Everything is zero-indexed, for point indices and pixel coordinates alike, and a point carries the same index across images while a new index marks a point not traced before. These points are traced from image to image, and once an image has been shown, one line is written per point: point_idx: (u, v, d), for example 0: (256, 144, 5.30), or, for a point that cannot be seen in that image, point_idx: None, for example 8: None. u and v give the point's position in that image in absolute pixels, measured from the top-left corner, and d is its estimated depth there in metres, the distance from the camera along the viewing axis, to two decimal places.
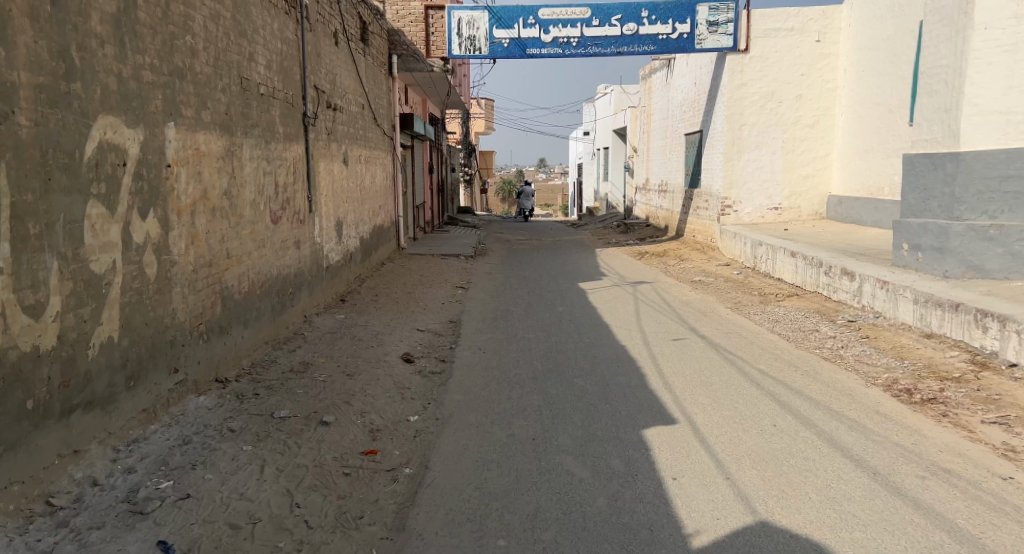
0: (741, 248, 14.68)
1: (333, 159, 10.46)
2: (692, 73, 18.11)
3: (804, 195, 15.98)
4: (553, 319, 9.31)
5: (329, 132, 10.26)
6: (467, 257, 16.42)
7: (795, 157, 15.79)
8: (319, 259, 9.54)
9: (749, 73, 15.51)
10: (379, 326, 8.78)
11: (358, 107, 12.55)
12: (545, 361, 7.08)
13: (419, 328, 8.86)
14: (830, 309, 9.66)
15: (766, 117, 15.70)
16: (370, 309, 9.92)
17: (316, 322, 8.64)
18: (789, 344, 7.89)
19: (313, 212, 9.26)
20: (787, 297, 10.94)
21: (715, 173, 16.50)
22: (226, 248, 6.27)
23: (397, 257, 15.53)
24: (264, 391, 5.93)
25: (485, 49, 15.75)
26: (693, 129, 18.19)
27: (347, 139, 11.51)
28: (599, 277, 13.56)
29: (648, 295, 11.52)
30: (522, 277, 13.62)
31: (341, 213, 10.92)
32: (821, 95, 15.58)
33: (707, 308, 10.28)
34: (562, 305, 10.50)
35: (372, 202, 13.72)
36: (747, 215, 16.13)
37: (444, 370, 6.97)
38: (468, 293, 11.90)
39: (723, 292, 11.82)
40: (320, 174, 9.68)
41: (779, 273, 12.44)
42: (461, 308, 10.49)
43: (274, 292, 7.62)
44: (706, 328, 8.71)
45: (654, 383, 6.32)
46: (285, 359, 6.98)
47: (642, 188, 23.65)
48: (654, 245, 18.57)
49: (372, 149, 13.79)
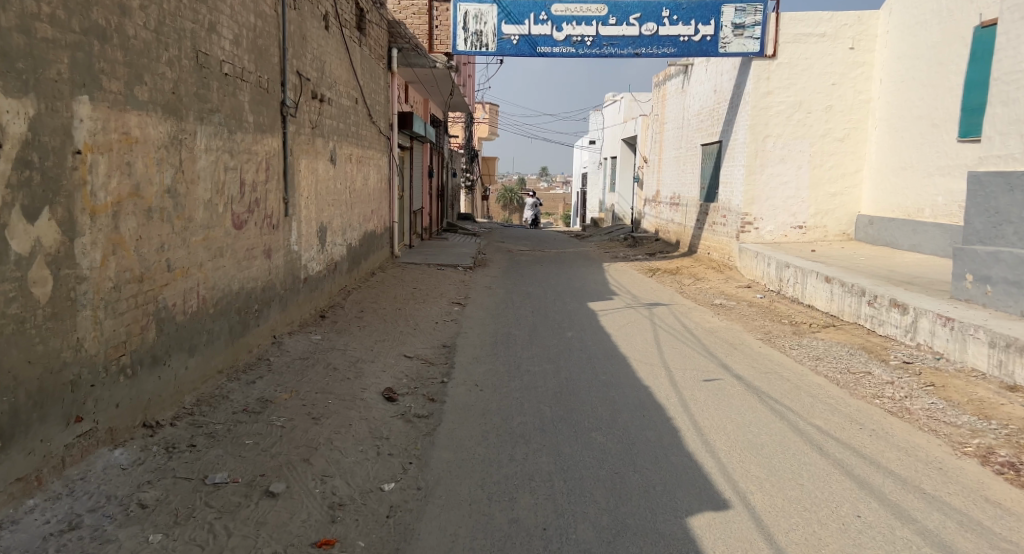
0: (763, 269, 13.50)
1: (317, 156, 9.25)
2: (711, 80, 16.95)
3: (831, 213, 14.80)
4: (561, 348, 8.10)
5: (313, 126, 9.04)
6: (466, 268, 15.21)
7: (822, 173, 14.61)
8: (295, 269, 8.33)
9: (776, 81, 14.32)
10: (361, 351, 7.56)
11: (350, 100, 11.32)
12: (554, 406, 5.87)
13: (406, 355, 7.65)
14: (878, 346, 8.46)
15: (793, 128, 14.47)
16: (352, 329, 8.70)
17: (287, 346, 7.41)
18: (840, 392, 6.68)
19: (289, 215, 8.02)
20: (823, 328, 9.73)
21: (735, 187, 15.31)
22: (167, 259, 5.05)
23: (389, 266, 14.33)
24: (204, 442, 4.73)
25: (492, 45, 14.43)
26: (711, 140, 17.02)
27: (335, 135, 10.30)
28: (610, 296, 12.36)
29: (666, 320, 10.30)
30: (525, 294, 12.41)
31: (324, 218, 9.70)
32: (853, 107, 14.40)
33: (735, 339, 9.08)
34: (572, 330, 9.27)
35: (363, 207, 12.50)
36: (769, 233, 14.92)
37: (431, 414, 5.76)
38: (464, 311, 10.67)
39: (749, 319, 10.62)
40: (300, 173, 8.47)
41: (811, 300, 11.24)
42: (456, 329, 9.27)
43: (233, 310, 6.40)
44: (741, 366, 7.49)
45: (692, 443, 5.11)
46: (240, 395, 5.76)
47: (652, 201, 22.46)
48: (665, 262, 17.40)
49: (364, 148, 12.58)
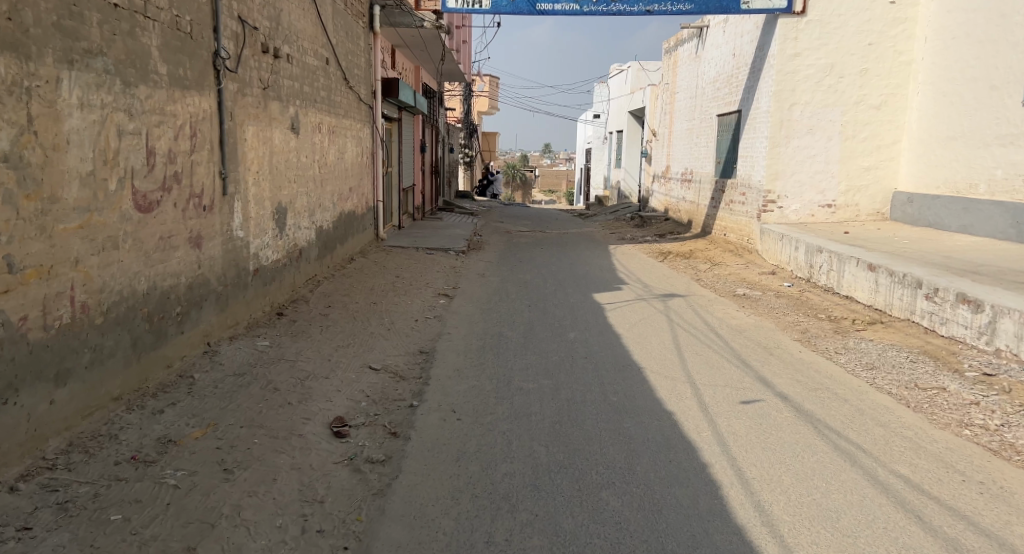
0: (790, 253, 12.05)
1: (270, 122, 7.82)
2: (730, 43, 15.41)
3: (864, 190, 13.32)
4: (562, 358, 6.69)
5: (264, 86, 7.62)
6: (458, 252, 13.77)
7: (854, 145, 13.13)
8: (239, 259, 6.88)
9: (805, 41, 12.78)
10: (315, 363, 6.13)
11: (319, 60, 9.87)
12: (551, 447, 4.47)
13: (372, 367, 6.22)
14: (943, 351, 7.03)
15: (823, 95, 12.96)
16: (312, 331, 7.27)
17: (221, 358, 5.93)
18: (915, 414, 5.25)
19: (226, 193, 6.55)
20: (870, 326, 8.31)
21: (756, 161, 13.79)
22: (8, 255, 3.72)
23: (372, 250, 12.90)
24: (47, 521, 3.39)
25: (486, 2, 12.89)
26: (728, 109, 15.50)
27: (297, 98, 8.85)
28: (618, 285, 10.95)
29: (684, 316, 8.88)
30: (522, 282, 11.00)
31: (282, 195, 8.28)
32: (892, 70, 12.89)
33: (769, 342, 7.64)
34: (575, 330, 7.86)
35: (338, 184, 11.05)
36: (794, 212, 13.43)
37: (388, 457, 4.36)
38: (451, 305, 9.25)
39: (778, 313, 9.23)
40: (244, 142, 7.04)
41: (849, 290, 9.82)
42: (438, 330, 7.87)
43: (139, 316, 4.92)
44: (782, 381, 6.07)
45: (739, 511, 3.75)
46: (134, 433, 4.27)
47: (661, 177, 20.95)
48: (676, 244, 15.94)
49: (339, 117, 11.13)
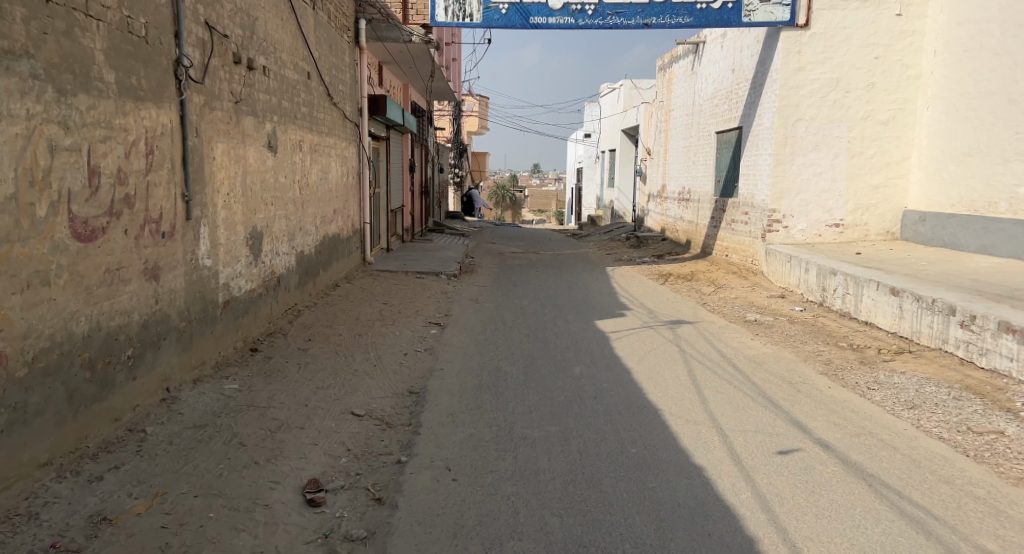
0: (799, 275, 11.42)
1: (243, 140, 7.13)
2: (728, 58, 14.87)
3: (873, 209, 12.71)
4: (568, 399, 5.98)
5: (236, 101, 6.92)
6: (449, 276, 13.06)
7: (862, 162, 12.53)
8: (205, 291, 6.17)
9: (808, 55, 12.23)
10: (291, 411, 5.40)
11: (299, 73, 9.22)
12: (565, 517, 3.85)
13: (353, 413, 5.51)
14: (986, 387, 6.37)
15: (828, 110, 12.39)
16: (288, 371, 6.55)
17: (180, 406, 5.19)
18: (978, 466, 4.57)
19: (190, 218, 5.83)
20: (897, 356, 7.65)
21: (760, 179, 13.18)
22: None
23: (358, 276, 12.18)
24: None
25: (477, 15, 12.26)
26: (727, 126, 14.93)
27: (274, 114, 8.17)
28: (620, 311, 10.27)
29: (696, 346, 8.21)
30: (518, 309, 10.29)
31: (257, 218, 7.56)
32: (900, 84, 12.31)
33: (792, 376, 6.95)
34: (579, 364, 7.15)
35: (320, 206, 10.34)
36: (800, 232, 12.80)
37: (372, 535, 3.72)
38: (442, 336, 8.53)
39: (795, 342, 8.57)
40: (211, 161, 6.34)
41: (869, 316, 9.17)
42: (429, 365, 7.15)
43: (78, 364, 4.21)
44: (818, 425, 5.38)
45: None
46: (59, 510, 3.64)
47: (657, 196, 20.33)
48: (676, 265, 15.31)
49: (322, 135, 10.46)
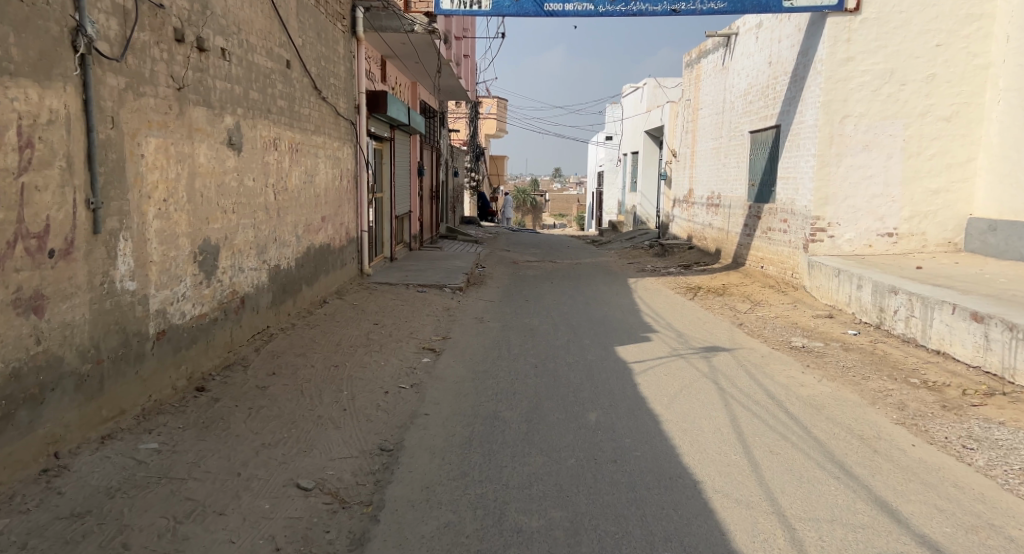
0: (850, 291, 10.01)
1: (190, 135, 5.86)
2: (765, 49, 13.47)
3: (932, 216, 11.27)
4: (580, 464, 4.69)
5: (181, 87, 5.64)
6: (455, 289, 11.77)
7: (919, 163, 11.10)
8: (125, 323, 4.90)
9: (859, 43, 10.80)
10: (218, 484, 4.18)
11: (275, 59, 7.94)
12: None
13: (299, 487, 4.27)
14: None
15: (881, 105, 10.95)
16: (235, 418, 5.29)
17: (63, 481, 3.97)
18: None
19: (97, 232, 4.50)
20: (988, 400, 6.38)
21: (801, 182, 11.76)
22: None
23: (352, 290, 10.90)
24: None
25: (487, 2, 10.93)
26: (764, 123, 13.49)
27: (238, 105, 6.90)
28: (644, 333, 8.95)
29: (736, 382, 6.85)
30: (527, 330, 8.98)
31: (209, 229, 6.27)
32: (965, 74, 10.88)
33: (863, 429, 5.60)
34: (596, 410, 5.80)
35: (303, 213, 9.07)
36: (847, 242, 11.35)
37: None
38: (436, 366, 7.24)
39: (854, 377, 7.21)
40: (141, 160, 5.06)
41: (942, 345, 7.85)
42: (414, 408, 5.86)
43: None
44: (916, 515, 4.07)
45: None
46: None
47: (683, 201, 18.93)
48: (705, 277, 13.94)
49: (308, 132, 9.19)
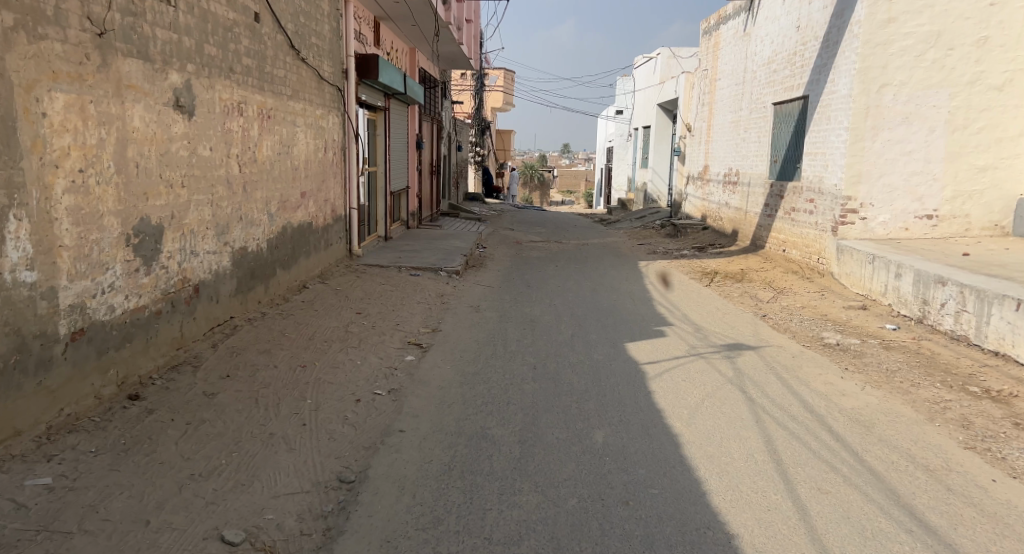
0: (886, 280, 9.00)
1: (121, 91, 4.89)
2: (792, 12, 12.35)
3: (977, 197, 10.20)
4: (585, 509, 3.76)
5: (104, 32, 4.68)
6: (450, 272, 10.79)
7: (964, 138, 10.03)
8: (19, 326, 4.03)
9: (902, 2, 9.67)
10: (115, 542, 3.39)
11: (240, 11, 6.93)
12: None
13: (221, 542, 3.46)
14: None
15: (925, 73, 9.85)
16: (165, 437, 4.36)
17: None
18: None
19: None
20: None
21: (831, 158, 10.68)
22: None
23: (335, 274, 9.90)
24: None
25: None
26: (789, 95, 12.39)
27: (190, 61, 5.91)
28: (658, 327, 7.98)
29: (766, 389, 5.88)
30: (528, 322, 8.01)
31: (149, 206, 5.31)
32: (1020, 38, 9.82)
33: (928, 455, 4.63)
34: (605, 428, 4.83)
35: (278, 187, 8.08)
36: (881, 224, 10.30)
37: None
38: (420, 366, 6.27)
39: (903, 382, 6.24)
40: (40, 120, 4.14)
41: (1000, 345, 6.88)
42: (387, 424, 4.91)
43: None
44: None
45: None
46: None
47: (698, 179, 17.86)
48: (722, 261, 12.93)
49: (283, 96, 8.18)
